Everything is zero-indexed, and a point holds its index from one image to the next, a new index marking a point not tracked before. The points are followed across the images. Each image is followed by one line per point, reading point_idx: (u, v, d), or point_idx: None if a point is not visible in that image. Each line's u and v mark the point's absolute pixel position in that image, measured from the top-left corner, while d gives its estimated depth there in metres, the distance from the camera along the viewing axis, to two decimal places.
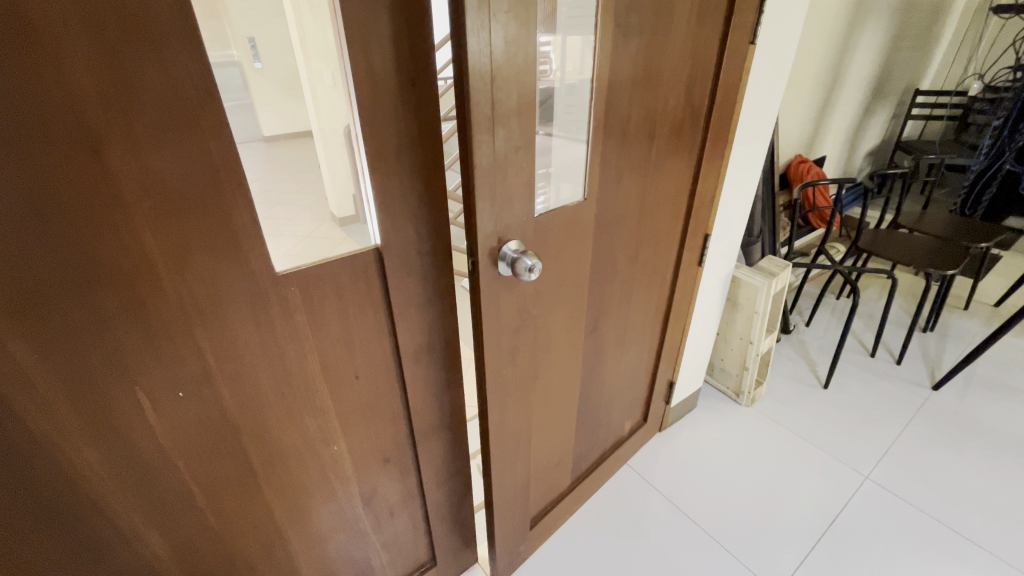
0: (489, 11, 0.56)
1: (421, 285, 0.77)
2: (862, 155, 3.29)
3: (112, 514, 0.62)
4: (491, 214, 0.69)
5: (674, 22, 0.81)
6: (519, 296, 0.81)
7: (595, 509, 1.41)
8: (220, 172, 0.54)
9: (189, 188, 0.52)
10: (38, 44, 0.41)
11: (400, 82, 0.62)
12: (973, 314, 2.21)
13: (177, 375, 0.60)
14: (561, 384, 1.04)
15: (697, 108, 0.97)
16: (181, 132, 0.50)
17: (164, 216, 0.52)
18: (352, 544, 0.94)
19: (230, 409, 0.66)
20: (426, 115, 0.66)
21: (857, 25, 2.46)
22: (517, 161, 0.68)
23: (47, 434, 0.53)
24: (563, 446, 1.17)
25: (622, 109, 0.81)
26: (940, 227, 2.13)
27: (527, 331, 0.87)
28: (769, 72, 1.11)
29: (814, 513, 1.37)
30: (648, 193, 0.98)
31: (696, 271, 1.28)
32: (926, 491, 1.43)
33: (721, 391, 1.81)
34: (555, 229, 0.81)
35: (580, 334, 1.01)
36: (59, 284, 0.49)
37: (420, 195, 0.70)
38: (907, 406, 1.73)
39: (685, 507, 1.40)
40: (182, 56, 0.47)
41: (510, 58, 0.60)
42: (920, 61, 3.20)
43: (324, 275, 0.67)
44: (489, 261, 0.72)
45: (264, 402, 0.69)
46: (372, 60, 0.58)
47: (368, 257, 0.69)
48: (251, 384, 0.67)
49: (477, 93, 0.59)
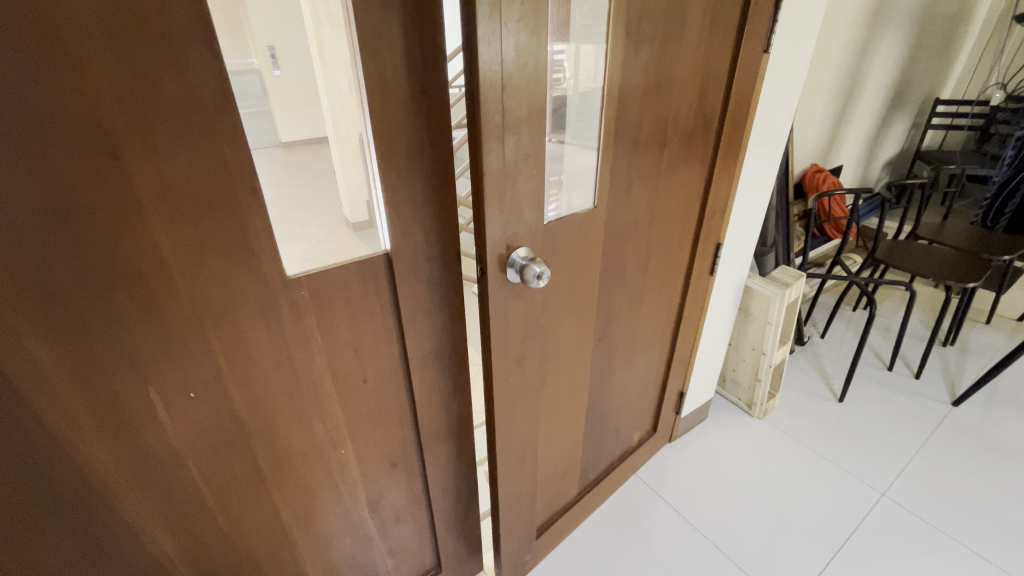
0: (500, 20, 0.56)
1: (429, 290, 0.77)
2: (880, 164, 3.25)
3: (122, 512, 0.62)
4: (501, 220, 0.69)
5: (686, 31, 0.81)
6: (527, 304, 0.81)
7: (603, 520, 1.39)
8: (236, 174, 0.55)
9: (204, 190, 0.53)
10: (60, 52, 0.42)
11: (412, 90, 0.63)
12: (995, 328, 2.15)
13: (188, 375, 0.61)
14: (569, 392, 1.04)
15: (709, 116, 0.97)
16: (196, 138, 0.51)
17: (179, 220, 0.53)
18: (357, 548, 0.94)
19: (240, 410, 0.67)
20: (436, 122, 0.66)
21: (876, 32, 2.44)
22: (527, 169, 0.69)
23: (60, 431, 0.54)
24: (571, 455, 1.17)
25: (633, 118, 0.81)
26: (961, 239, 2.08)
27: (536, 339, 0.87)
28: (783, 78, 1.10)
29: (827, 530, 1.34)
30: (659, 201, 0.97)
31: (708, 280, 1.27)
32: (945, 509, 1.39)
33: (732, 404, 1.78)
34: (565, 236, 0.81)
35: (589, 341, 1.01)
36: (76, 286, 0.50)
37: (430, 200, 0.71)
38: (925, 421, 1.69)
39: (695, 520, 1.38)
40: (201, 64, 0.49)
41: (520, 67, 0.61)
42: (939, 69, 3.16)
43: (334, 280, 0.67)
44: (498, 267, 0.72)
45: (272, 404, 0.70)
46: (384, 69, 0.59)
47: (378, 263, 0.70)
48: (261, 386, 0.68)
49: (487, 101, 0.60)
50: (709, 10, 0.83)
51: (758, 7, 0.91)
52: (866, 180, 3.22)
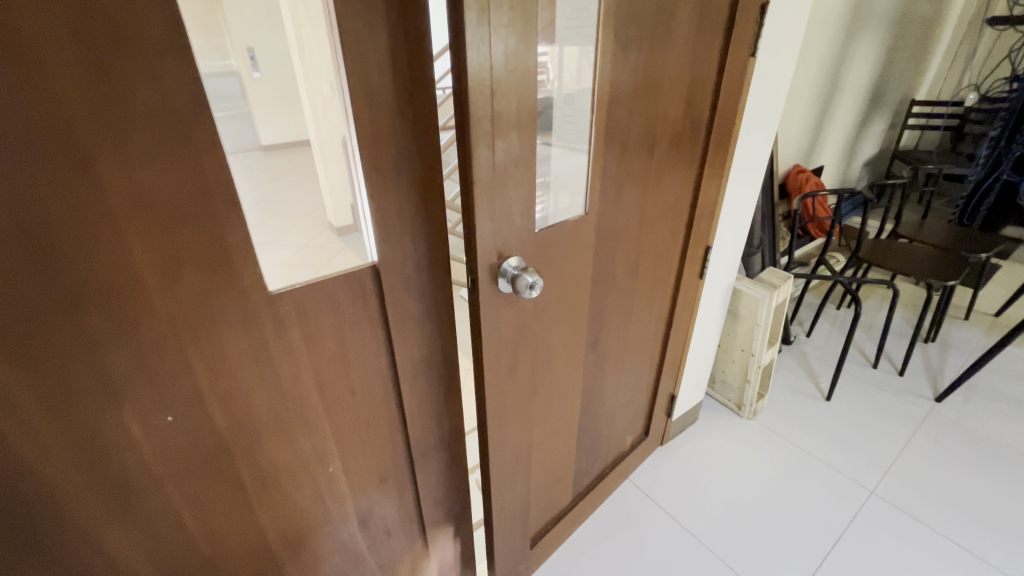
0: (489, 24, 0.54)
1: (418, 301, 0.75)
2: (860, 164, 3.30)
3: (96, 540, 0.59)
4: (491, 228, 0.67)
5: (674, 35, 0.81)
6: (519, 313, 0.79)
7: (597, 526, 1.38)
8: (215, 185, 0.52)
9: (181, 203, 0.51)
10: (23, 58, 0.40)
11: (399, 96, 0.61)
12: (974, 323, 2.20)
13: (167, 395, 0.58)
14: (561, 399, 1.02)
15: (697, 119, 0.96)
16: (172, 149, 0.49)
17: (155, 233, 0.50)
18: (347, 566, 0.91)
19: (222, 430, 0.64)
20: (424, 128, 0.64)
21: (853, 35, 2.48)
22: (517, 175, 0.67)
23: (27, 459, 0.51)
24: (563, 462, 1.15)
25: (623, 123, 0.80)
26: (938, 237, 2.14)
27: (527, 348, 0.85)
28: (769, 80, 1.10)
29: (819, 529, 1.35)
30: (649, 205, 0.96)
31: (698, 282, 1.26)
32: (930, 504, 1.42)
33: (722, 404, 1.78)
34: (555, 243, 0.80)
35: (581, 348, 0.99)
36: (43, 306, 0.47)
37: (418, 209, 0.69)
38: (910, 418, 1.72)
39: (688, 523, 1.38)
40: (176, 71, 0.46)
41: (510, 72, 0.59)
42: (914, 71, 3.23)
43: (319, 293, 0.65)
44: (489, 276, 0.70)
45: (256, 422, 0.67)
46: (369, 74, 0.57)
47: (366, 275, 0.68)
48: (244, 404, 0.65)
49: (476, 107, 0.58)
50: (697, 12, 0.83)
51: (745, 9, 0.91)
52: (847, 180, 3.27)
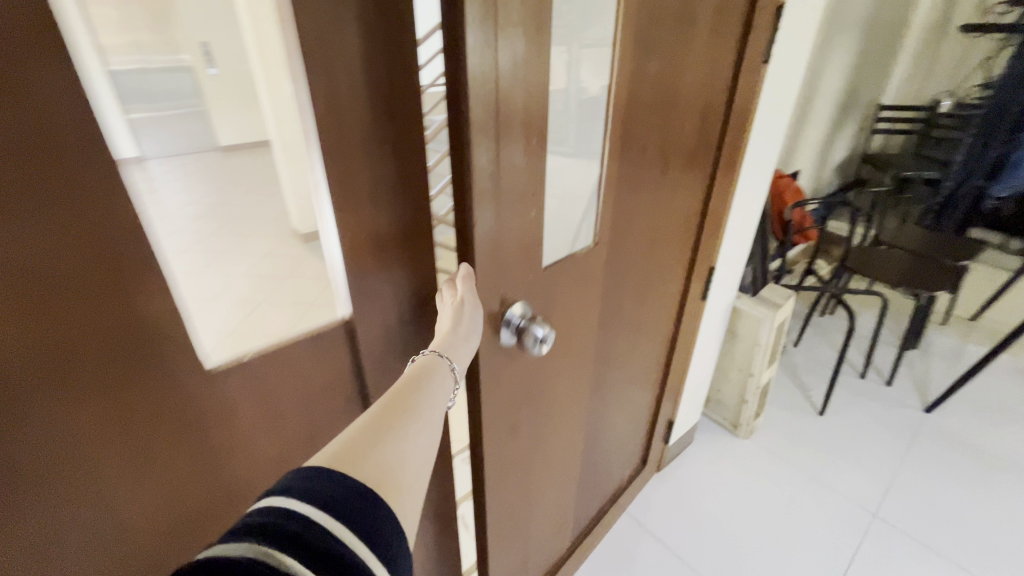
0: (496, 27, 0.42)
1: (402, 357, 0.62)
2: (832, 168, 3.33)
3: None
4: (493, 274, 0.55)
5: (693, 39, 0.70)
6: (522, 365, 0.68)
7: (596, 568, 1.28)
8: (122, 246, 0.38)
9: (69, 276, 0.36)
10: None
11: (376, 115, 0.48)
12: (952, 329, 2.23)
13: (63, 517, 0.43)
14: (564, 446, 0.91)
15: (710, 133, 0.86)
16: (47, 195, 0.34)
17: (26, 314, 0.35)
18: None
19: (151, 544, 0.50)
20: (407, 153, 0.52)
21: (830, 40, 2.46)
22: (524, 209, 0.55)
23: None
24: (564, 510, 1.04)
25: (637, 141, 0.70)
26: (918, 244, 2.14)
27: (530, 401, 0.74)
28: (779, 88, 1.01)
29: (825, 560, 1.30)
30: (659, 229, 0.86)
31: (701, 305, 1.17)
32: (932, 526, 1.39)
33: (717, 423, 1.71)
34: (564, 282, 0.68)
35: (585, 390, 0.88)
36: None
37: (402, 251, 0.56)
38: (903, 431, 1.69)
39: (692, 560, 1.30)
40: (44, 83, 0.32)
41: (519, 86, 0.47)
42: (883, 76, 3.27)
43: (279, 361, 0.51)
44: (491, 329, 0.58)
45: (198, 527, 0.53)
46: (337, 88, 0.44)
47: (338, 334, 0.55)
48: (180, 509, 0.50)
49: (478, 132, 0.46)
50: (718, 13, 0.73)
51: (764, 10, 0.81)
52: (820, 183, 3.29)
